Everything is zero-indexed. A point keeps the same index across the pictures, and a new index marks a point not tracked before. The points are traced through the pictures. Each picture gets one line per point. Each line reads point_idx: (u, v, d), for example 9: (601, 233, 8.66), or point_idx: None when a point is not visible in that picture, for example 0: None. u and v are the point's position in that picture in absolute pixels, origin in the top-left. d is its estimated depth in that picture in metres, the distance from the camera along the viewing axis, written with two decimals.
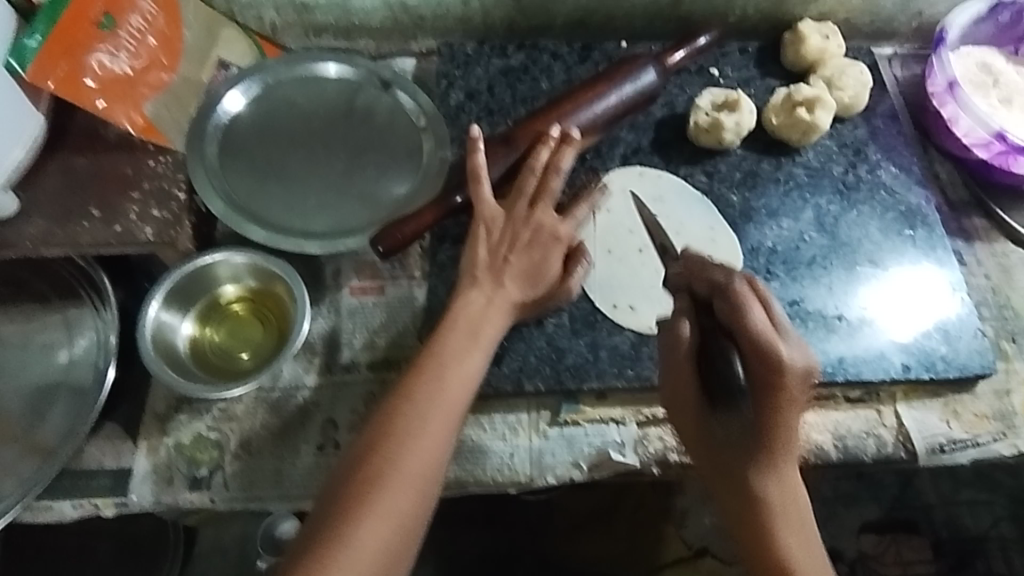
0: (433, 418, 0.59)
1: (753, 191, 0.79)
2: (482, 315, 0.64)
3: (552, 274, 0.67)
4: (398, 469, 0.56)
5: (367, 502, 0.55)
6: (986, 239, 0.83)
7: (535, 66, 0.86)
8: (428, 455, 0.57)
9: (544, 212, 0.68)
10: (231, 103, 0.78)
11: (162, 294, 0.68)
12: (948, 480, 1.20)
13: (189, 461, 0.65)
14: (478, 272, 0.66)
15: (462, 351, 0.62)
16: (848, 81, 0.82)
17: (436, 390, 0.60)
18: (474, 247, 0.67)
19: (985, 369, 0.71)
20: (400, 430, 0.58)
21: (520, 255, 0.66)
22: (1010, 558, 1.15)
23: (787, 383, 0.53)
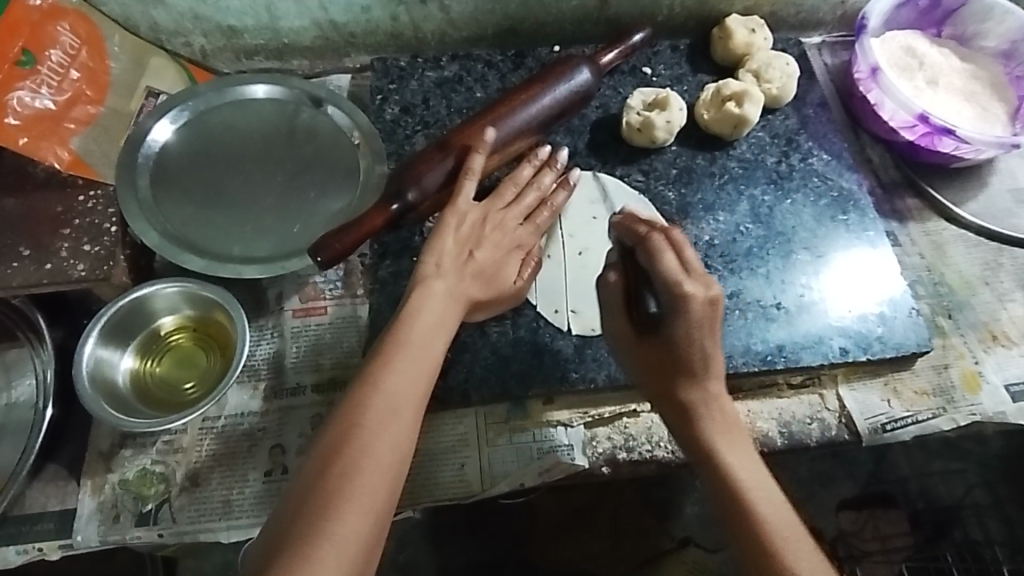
0: (407, 409, 0.56)
1: (689, 186, 0.80)
2: (442, 306, 0.62)
3: (509, 280, 0.68)
4: (374, 461, 0.53)
5: (346, 498, 0.51)
6: (918, 219, 0.85)
7: (469, 75, 0.87)
8: (398, 446, 0.54)
9: (506, 219, 0.69)
10: (161, 132, 0.77)
11: (99, 330, 0.67)
12: (920, 452, 1.25)
13: (135, 497, 0.64)
14: (443, 265, 0.64)
15: (426, 337, 0.60)
16: (775, 73, 0.84)
17: (403, 377, 0.57)
18: (440, 239, 0.65)
19: (921, 346, 0.73)
20: (370, 418, 0.55)
21: (479, 260, 0.65)
22: (986, 525, 1.17)
23: (690, 315, 0.56)
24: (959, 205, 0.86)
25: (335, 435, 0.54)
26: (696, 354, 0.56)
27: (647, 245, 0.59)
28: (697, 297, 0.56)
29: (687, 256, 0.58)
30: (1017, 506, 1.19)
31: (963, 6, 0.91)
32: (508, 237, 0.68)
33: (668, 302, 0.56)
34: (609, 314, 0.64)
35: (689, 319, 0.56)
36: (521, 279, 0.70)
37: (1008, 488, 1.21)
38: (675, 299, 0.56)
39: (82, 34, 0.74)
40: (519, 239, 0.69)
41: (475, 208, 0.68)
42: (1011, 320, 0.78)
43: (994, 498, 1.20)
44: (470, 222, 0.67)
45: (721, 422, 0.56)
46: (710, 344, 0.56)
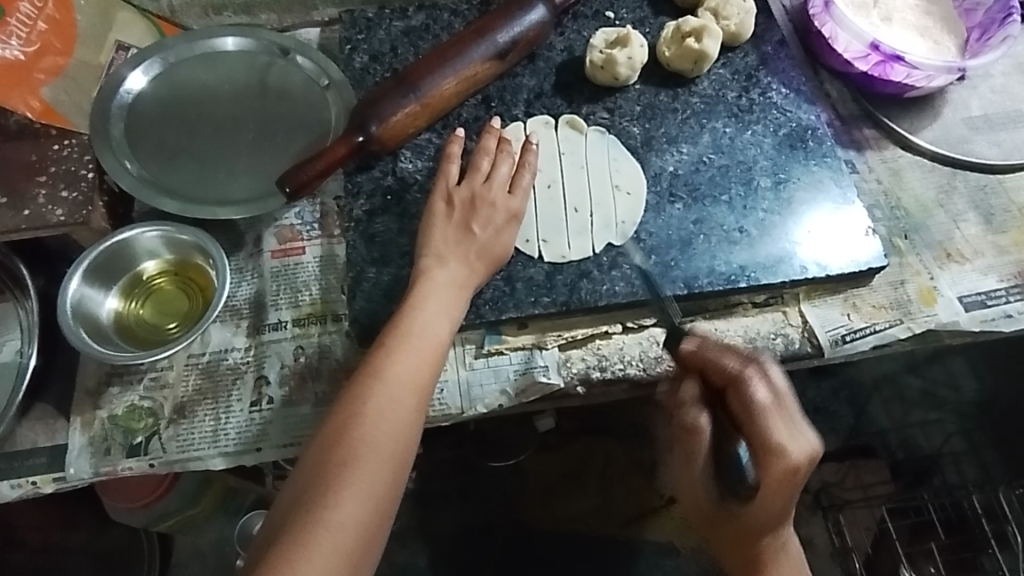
0: (406, 394, 0.60)
1: (652, 122, 0.83)
2: (442, 288, 0.66)
3: (506, 242, 0.70)
4: (372, 451, 0.58)
5: (344, 483, 0.56)
6: (876, 148, 0.87)
7: (436, 24, 0.88)
8: (397, 439, 0.59)
9: (496, 190, 0.71)
10: (135, 82, 0.79)
11: (83, 272, 0.68)
12: (899, 405, 1.28)
13: (124, 431, 0.66)
14: (443, 253, 0.68)
15: (428, 326, 0.64)
16: (732, 10, 0.86)
17: (408, 372, 0.61)
18: (431, 230, 0.69)
19: (876, 262, 0.76)
20: (373, 411, 0.59)
21: (475, 235, 0.69)
22: (963, 469, 1.22)
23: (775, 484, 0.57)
24: (913, 133, 0.89)
25: (344, 426, 0.58)
26: (784, 512, 0.59)
27: (739, 387, 0.60)
28: (802, 459, 0.56)
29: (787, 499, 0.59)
30: (992, 451, 1.24)
31: None
32: (501, 210, 0.71)
33: (768, 497, 0.58)
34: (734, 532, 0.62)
35: (783, 486, 0.57)
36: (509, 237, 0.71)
37: (984, 434, 1.25)
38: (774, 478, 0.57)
39: None
40: (512, 206, 0.71)
41: (461, 189, 0.71)
42: (965, 239, 0.82)
43: (971, 445, 1.24)
44: (459, 202, 0.71)
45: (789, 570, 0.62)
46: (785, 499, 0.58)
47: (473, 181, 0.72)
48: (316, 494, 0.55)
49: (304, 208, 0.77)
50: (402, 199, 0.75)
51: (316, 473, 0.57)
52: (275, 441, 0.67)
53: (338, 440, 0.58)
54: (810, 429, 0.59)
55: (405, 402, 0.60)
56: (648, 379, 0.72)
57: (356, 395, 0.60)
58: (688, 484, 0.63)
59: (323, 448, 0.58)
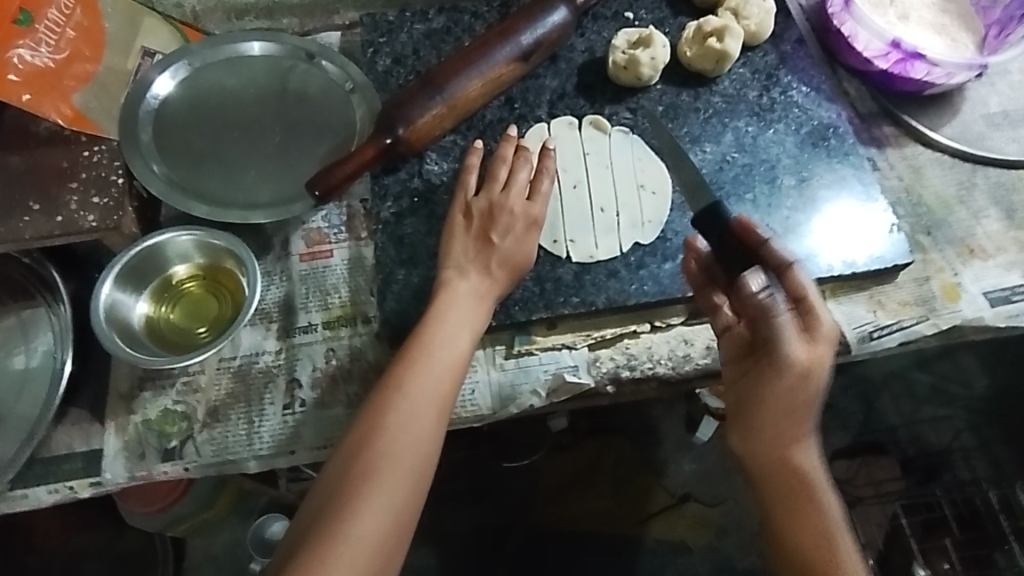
0: (427, 407, 0.61)
1: (675, 122, 0.83)
2: (466, 299, 0.66)
3: (530, 250, 0.69)
4: (393, 466, 0.58)
5: (364, 495, 0.56)
6: (896, 145, 0.88)
7: (457, 26, 0.89)
8: (418, 454, 0.59)
9: (514, 197, 0.70)
10: (162, 87, 0.79)
11: (115, 276, 0.69)
12: (908, 400, 1.29)
13: (159, 434, 0.66)
14: (465, 263, 0.68)
15: (450, 339, 0.64)
16: (752, 9, 0.87)
17: (430, 387, 0.61)
18: (452, 240, 0.69)
19: (901, 259, 0.77)
20: (394, 427, 0.59)
21: (495, 245, 0.68)
22: (974, 465, 1.23)
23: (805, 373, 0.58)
24: (932, 130, 0.89)
25: (365, 441, 0.59)
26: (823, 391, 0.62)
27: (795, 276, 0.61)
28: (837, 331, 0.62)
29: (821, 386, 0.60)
30: (1004, 447, 1.24)
31: None
32: (522, 217, 0.70)
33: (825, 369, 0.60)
34: (766, 431, 0.60)
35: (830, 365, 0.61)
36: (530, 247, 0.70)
37: (995, 429, 1.26)
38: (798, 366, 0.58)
39: None
40: (532, 213, 0.70)
41: (479, 199, 0.70)
42: (986, 235, 0.83)
43: (981, 441, 1.25)
44: (477, 212, 0.70)
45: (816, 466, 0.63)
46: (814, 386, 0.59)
47: (491, 191, 0.71)
48: (337, 509, 0.56)
49: (331, 211, 0.78)
50: (429, 200, 0.76)
51: (338, 488, 0.57)
52: (309, 443, 0.67)
53: (359, 455, 0.58)
54: None
55: (426, 417, 0.60)
56: (677, 377, 0.72)
57: (378, 409, 0.60)
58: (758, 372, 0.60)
59: (345, 463, 0.59)
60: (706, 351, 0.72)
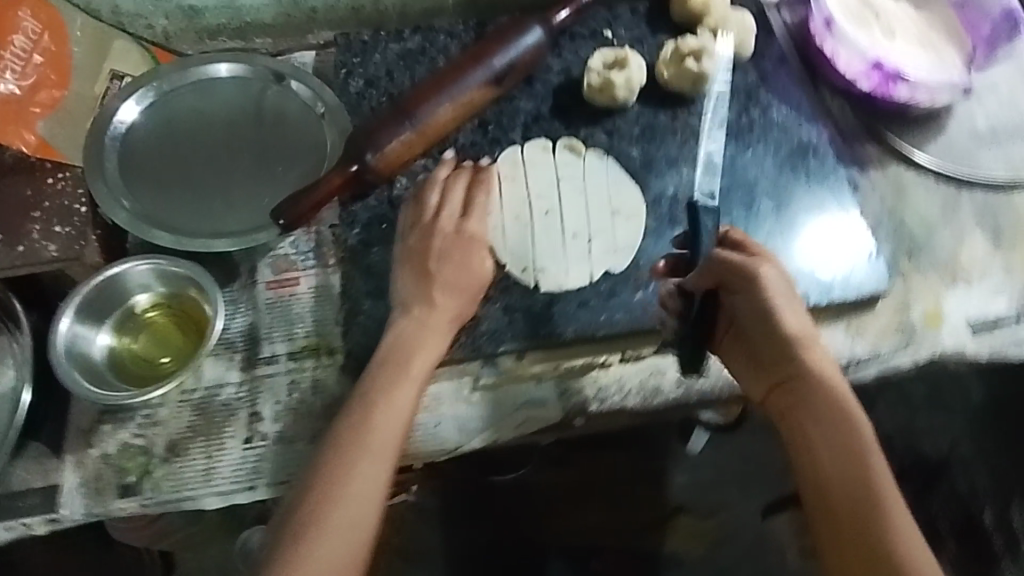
0: (364, 466, 0.58)
1: (652, 144, 0.81)
2: (413, 347, 0.64)
3: (478, 270, 0.69)
4: (323, 536, 0.55)
5: (293, 565, 0.54)
6: (879, 165, 0.86)
7: (432, 46, 0.88)
8: (360, 518, 0.57)
9: (448, 219, 0.69)
10: (127, 113, 0.77)
11: (74, 309, 0.68)
12: (904, 407, 1.22)
13: (117, 470, 0.65)
14: (409, 301, 0.66)
15: (397, 396, 0.62)
16: (731, 28, 0.85)
17: (374, 447, 0.59)
18: (398, 281, 0.68)
19: (879, 287, 0.75)
20: (336, 488, 0.57)
21: (436, 271, 0.67)
22: (975, 478, 1.16)
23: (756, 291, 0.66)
24: (916, 150, 0.87)
25: (307, 504, 0.57)
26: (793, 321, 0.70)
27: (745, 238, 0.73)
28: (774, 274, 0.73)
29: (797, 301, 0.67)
30: None
31: None
32: (455, 242, 0.68)
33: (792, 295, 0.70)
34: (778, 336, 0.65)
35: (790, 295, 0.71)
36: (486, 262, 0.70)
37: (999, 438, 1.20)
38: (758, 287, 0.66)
39: (43, 19, 0.74)
40: (473, 238, 0.69)
41: (413, 232, 0.69)
42: (972, 258, 0.80)
43: (982, 451, 1.18)
44: (412, 245, 0.68)
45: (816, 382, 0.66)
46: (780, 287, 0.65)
47: (424, 219, 0.69)
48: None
49: (299, 238, 0.76)
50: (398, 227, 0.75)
51: (278, 552, 0.55)
52: (270, 479, 0.66)
53: (301, 519, 0.56)
54: None
55: (369, 477, 0.58)
56: (646, 408, 0.72)
57: (319, 471, 0.58)
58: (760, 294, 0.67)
59: (286, 526, 0.56)
60: (677, 383, 0.72)
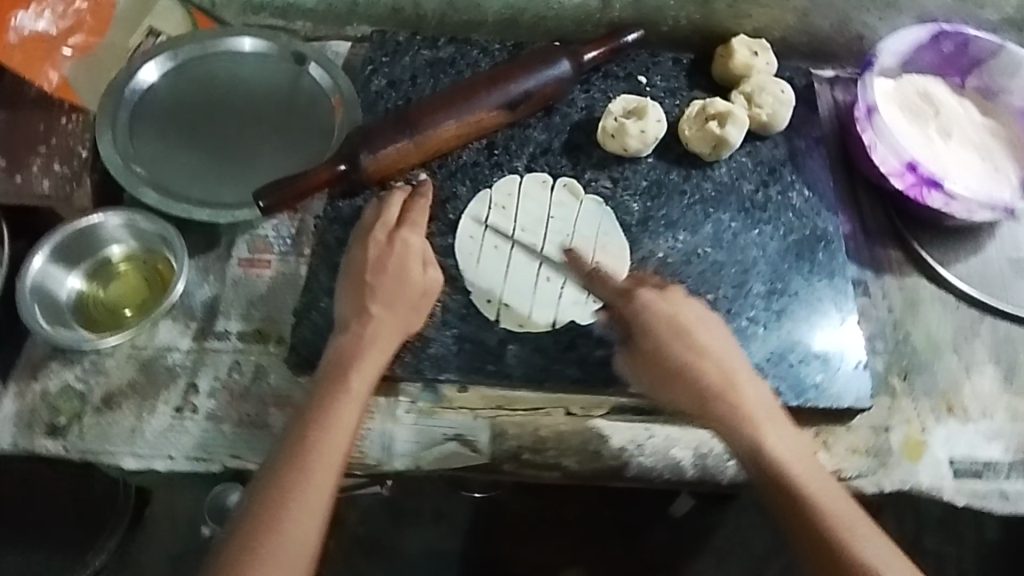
0: (309, 492, 0.56)
1: (655, 201, 0.78)
2: (357, 366, 0.62)
3: (416, 279, 0.67)
4: (266, 567, 0.53)
5: None
6: (897, 272, 0.80)
7: (462, 59, 0.87)
8: (303, 545, 0.54)
9: (383, 228, 0.70)
10: (148, 73, 0.80)
11: (49, 249, 0.71)
12: (913, 522, 1.07)
13: (52, 409, 0.67)
14: (348, 320, 0.66)
15: (339, 416, 0.60)
16: (767, 98, 0.81)
17: (317, 468, 0.57)
18: (344, 292, 0.67)
19: (860, 402, 0.69)
20: (279, 510, 0.55)
21: (373, 284, 0.66)
22: None
23: (670, 317, 0.62)
24: (942, 264, 0.81)
25: (248, 526, 0.54)
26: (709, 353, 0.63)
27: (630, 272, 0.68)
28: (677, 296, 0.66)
29: (717, 325, 0.64)
30: None
31: (990, 57, 0.84)
32: (390, 253, 0.68)
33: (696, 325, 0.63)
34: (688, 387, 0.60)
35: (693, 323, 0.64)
36: (429, 270, 0.69)
37: None
38: (671, 314, 0.62)
39: None
40: (410, 249, 0.69)
41: (357, 246, 0.69)
42: (974, 393, 0.74)
43: None
44: (355, 258, 0.68)
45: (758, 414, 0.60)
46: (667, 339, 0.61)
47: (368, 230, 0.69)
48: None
49: (282, 222, 0.77)
50: None
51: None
52: (189, 452, 0.66)
53: (242, 542, 0.53)
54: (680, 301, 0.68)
55: (312, 501, 0.56)
56: (581, 471, 0.68)
57: (261, 490, 0.56)
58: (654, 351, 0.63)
59: (228, 546, 0.54)
60: (618, 453, 0.68)
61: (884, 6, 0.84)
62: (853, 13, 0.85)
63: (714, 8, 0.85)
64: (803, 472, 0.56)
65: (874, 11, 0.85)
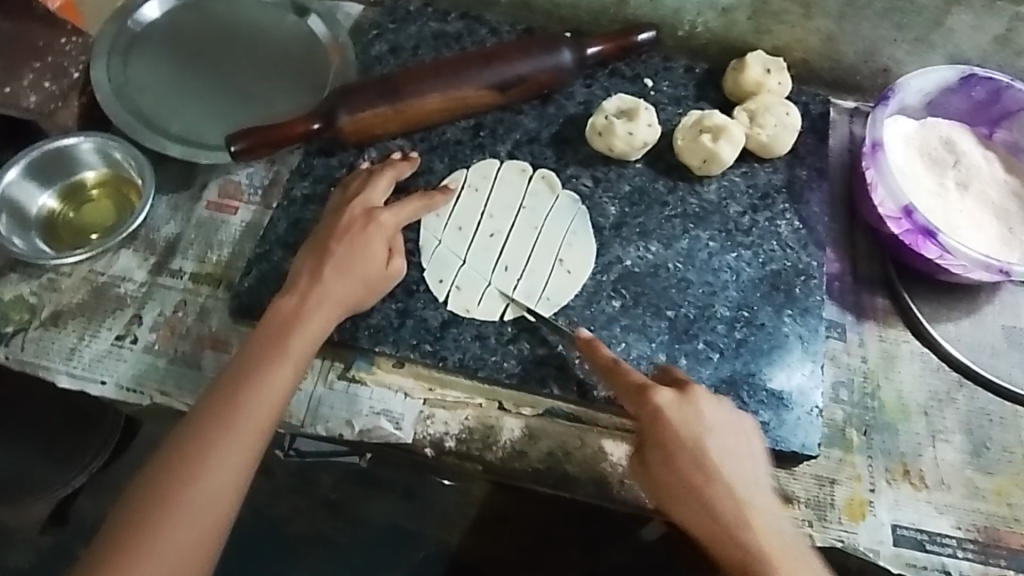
0: (234, 447, 0.56)
1: (634, 207, 0.75)
2: (298, 325, 0.62)
3: (377, 262, 0.66)
4: (184, 514, 0.54)
5: (145, 539, 0.53)
6: (880, 321, 0.75)
7: (469, 36, 0.85)
8: (220, 497, 0.55)
9: (362, 203, 0.68)
10: (151, 8, 0.81)
11: (25, 164, 0.73)
12: None
13: (1, 316, 0.69)
14: (299, 279, 0.64)
15: (274, 375, 0.59)
16: (771, 119, 0.77)
17: (244, 427, 0.57)
18: (305, 254, 0.66)
19: (806, 449, 0.65)
20: (198, 461, 0.56)
21: (333, 252, 0.65)
22: None
23: (674, 433, 0.58)
24: (930, 321, 0.75)
25: (167, 474, 0.55)
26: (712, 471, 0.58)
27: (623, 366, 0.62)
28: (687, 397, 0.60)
29: (737, 440, 0.60)
30: None
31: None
32: (359, 229, 0.66)
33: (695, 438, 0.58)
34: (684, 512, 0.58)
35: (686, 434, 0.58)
36: (395, 261, 0.67)
37: None
38: (684, 436, 0.58)
39: None
40: (382, 232, 0.67)
41: (328, 213, 0.68)
42: (936, 462, 0.69)
43: None
44: (323, 226, 0.67)
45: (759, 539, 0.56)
46: (659, 463, 0.59)
47: (345, 202, 0.68)
48: (126, 548, 0.53)
49: (257, 171, 0.77)
50: None
51: (137, 515, 0.54)
52: (121, 381, 0.67)
53: (159, 489, 0.55)
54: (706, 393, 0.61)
55: (233, 455, 0.56)
56: (501, 468, 0.66)
57: (184, 440, 0.56)
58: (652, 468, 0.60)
59: (143, 494, 0.55)
60: (543, 457, 0.66)
61: (914, 40, 0.79)
62: (881, 43, 0.80)
63: (733, 18, 0.81)
64: None
65: (903, 44, 0.80)
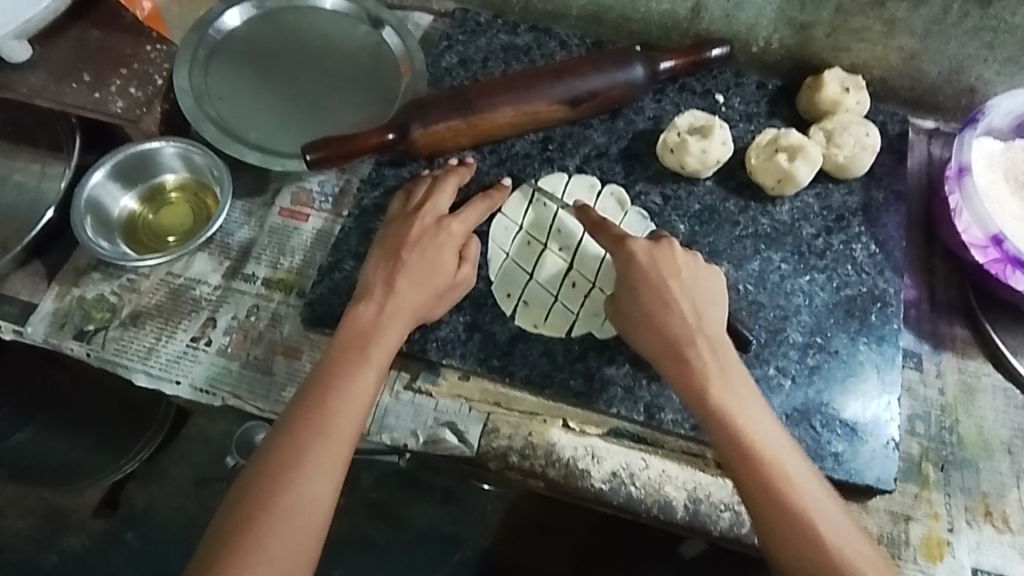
0: (323, 454, 0.56)
1: (704, 226, 0.74)
2: (377, 333, 0.63)
3: (448, 270, 0.66)
4: (283, 524, 0.54)
5: (247, 551, 0.52)
6: (959, 352, 0.73)
7: (538, 49, 0.85)
8: (315, 505, 0.55)
9: (431, 211, 0.68)
10: (231, 19, 0.83)
11: (110, 167, 0.75)
12: None
13: (83, 315, 0.71)
14: (373, 288, 0.65)
15: (356, 382, 0.60)
16: (848, 139, 0.75)
17: (332, 433, 0.57)
18: (376, 262, 0.66)
19: (880, 483, 0.63)
20: (292, 471, 0.55)
21: (405, 261, 0.66)
22: None
23: (651, 269, 0.62)
24: (1014, 354, 0.72)
25: (261, 483, 0.55)
26: (661, 317, 0.60)
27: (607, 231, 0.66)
28: (637, 247, 0.63)
29: (702, 277, 0.63)
30: None
31: None
32: (432, 239, 0.67)
33: (650, 278, 0.62)
34: (671, 365, 0.59)
35: (662, 290, 0.61)
36: (464, 267, 0.68)
37: None
38: (668, 280, 0.62)
39: None
40: (455, 241, 0.67)
41: (393, 223, 0.69)
42: (1019, 503, 0.66)
43: None
44: (391, 235, 0.68)
45: (716, 384, 0.57)
46: (674, 306, 0.61)
47: (415, 211, 0.68)
48: (223, 562, 0.52)
49: (329, 179, 0.78)
50: None
51: (234, 529, 0.53)
52: (195, 382, 0.68)
53: (255, 499, 0.54)
54: (704, 265, 0.64)
55: (327, 461, 0.56)
56: (564, 486, 0.66)
57: (276, 451, 0.56)
58: (637, 330, 0.62)
59: (238, 506, 0.54)
60: (608, 478, 0.65)
61: (1005, 61, 0.76)
62: (968, 63, 0.77)
63: (812, 34, 0.79)
64: (766, 439, 0.54)
65: (992, 64, 0.77)
